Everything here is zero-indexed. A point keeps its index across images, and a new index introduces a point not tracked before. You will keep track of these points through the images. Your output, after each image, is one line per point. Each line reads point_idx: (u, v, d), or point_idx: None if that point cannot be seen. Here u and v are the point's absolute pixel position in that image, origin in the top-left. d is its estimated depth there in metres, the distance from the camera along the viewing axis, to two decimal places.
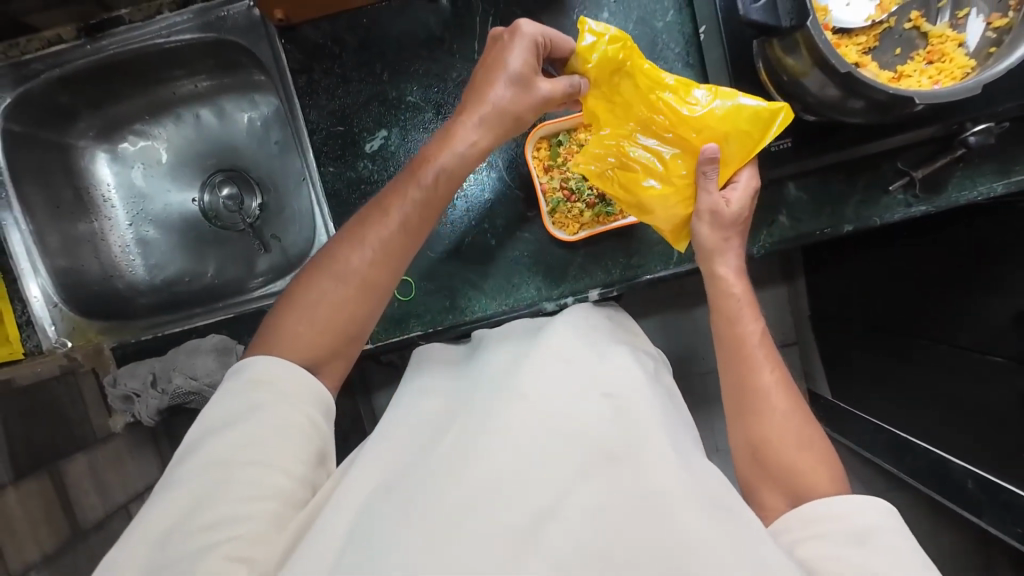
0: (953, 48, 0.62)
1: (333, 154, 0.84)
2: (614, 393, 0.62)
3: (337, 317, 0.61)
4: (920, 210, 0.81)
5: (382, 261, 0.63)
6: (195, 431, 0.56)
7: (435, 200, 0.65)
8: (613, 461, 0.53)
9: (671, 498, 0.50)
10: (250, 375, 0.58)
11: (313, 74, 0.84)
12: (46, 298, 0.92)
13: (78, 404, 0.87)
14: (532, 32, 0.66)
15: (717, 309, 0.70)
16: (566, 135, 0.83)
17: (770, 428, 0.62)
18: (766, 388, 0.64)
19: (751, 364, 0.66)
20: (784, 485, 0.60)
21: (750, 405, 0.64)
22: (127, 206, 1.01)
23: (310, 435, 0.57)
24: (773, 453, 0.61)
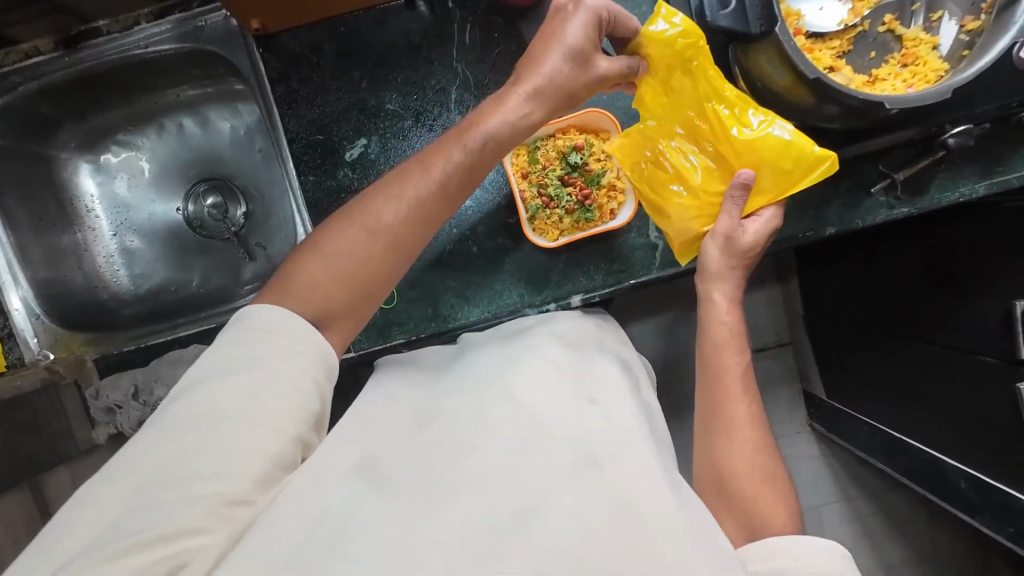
0: (926, 52, 0.62)
1: (313, 163, 0.83)
2: (607, 404, 0.63)
3: (359, 271, 0.57)
4: (902, 213, 0.80)
5: (415, 219, 0.59)
6: (192, 374, 0.53)
7: (478, 165, 0.62)
8: (600, 464, 0.53)
9: (648, 502, 0.51)
10: (257, 324, 0.54)
11: (292, 82, 0.84)
12: (28, 310, 0.91)
13: (59, 417, 0.88)
14: (597, 6, 0.63)
15: (705, 331, 0.72)
16: (543, 142, 0.83)
17: (740, 460, 0.64)
18: (744, 420, 0.66)
19: (730, 396, 0.68)
20: (742, 514, 0.61)
21: (729, 434, 0.66)
22: (111, 216, 1.01)
23: (310, 397, 0.53)
24: (736, 483, 0.62)
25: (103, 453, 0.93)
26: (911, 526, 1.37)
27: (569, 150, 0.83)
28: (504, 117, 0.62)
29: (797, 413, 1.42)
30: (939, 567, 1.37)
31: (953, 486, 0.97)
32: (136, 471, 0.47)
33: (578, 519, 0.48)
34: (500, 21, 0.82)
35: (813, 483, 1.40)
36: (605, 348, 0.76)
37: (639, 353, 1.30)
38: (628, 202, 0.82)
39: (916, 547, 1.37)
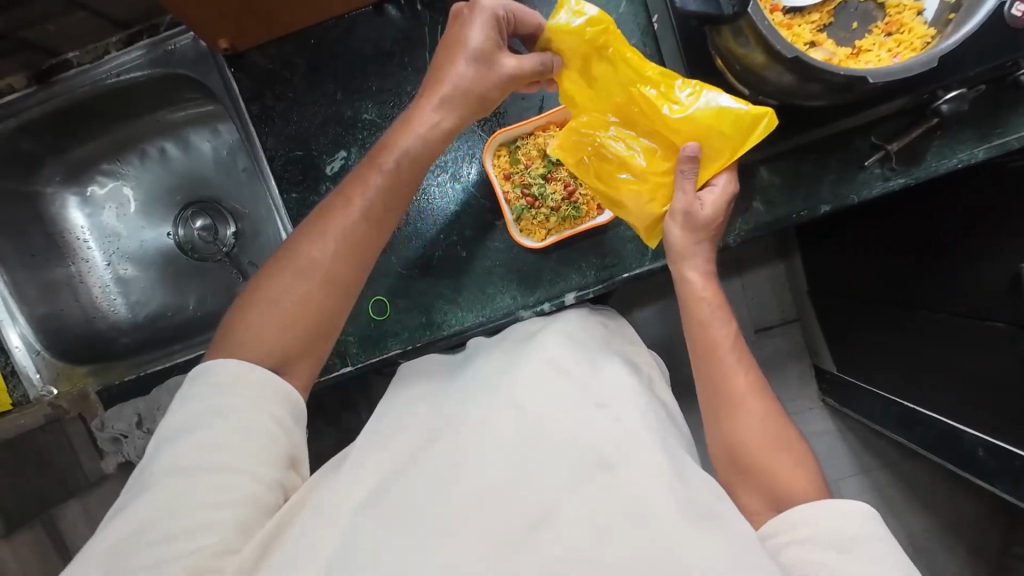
0: (910, 18, 0.59)
1: (294, 179, 0.83)
2: (610, 399, 0.60)
3: (302, 311, 0.57)
4: (898, 183, 0.79)
5: (345, 252, 0.59)
6: (156, 439, 0.53)
7: (399, 184, 0.62)
8: (612, 467, 0.51)
9: (660, 497, 0.49)
10: (209, 377, 0.54)
11: (266, 99, 0.83)
12: (28, 347, 0.92)
13: (66, 449, 0.90)
14: (492, 7, 0.64)
15: (689, 309, 0.70)
16: (523, 140, 0.82)
17: (748, 431, 0.62)
18: (743, 392, 0.64)
19: (727, 370, 0.65)
20: (766, 491, 0.59)
21: (728, 411, 0.64)
22: (103, 246, 1.01)
23: (276, 436, 0.53)
24: (750, 455, 0.61)
25: (112, 483, 0.93)
26: (934, 494, 1.36)
27: (550, 147, 0.82)
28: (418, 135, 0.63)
29: (809, 390, 1.40)
30: (965, 534, 1.35)
31: (970, 455, 0.95)
32: (117, 541, 0.46)
33: (587, 525, 0.47)
34: None
35: (831, 458, 1.38)
36: (610, 347, 0.74)
37: (644, 340, 1.28)
38: None
39: (941, 514, 1.35)
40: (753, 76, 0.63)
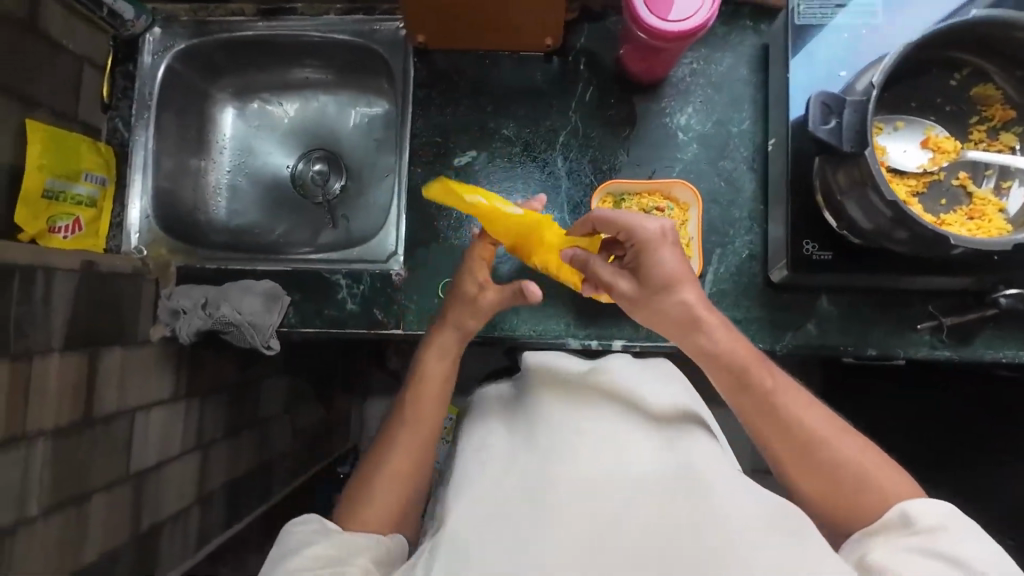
0: (993, 211, 0.69)
1: (425, 158, 0.95)
2: (665, 428, 0.68)
3: (409, 460, 0.74)
4: (944, 355, 0.86)
5: (414, 416, 0.76)
6: (285, 542, 0.65)
7: (452, 347, 0.80)
8: (687, 475, 0.60)
9: (724, 501, 0.57)
10: (317, 526, 0.66)
11: (432, 90, 0.97)
12: (142, 210, 1.02)
13: (134, 305, 0.91)
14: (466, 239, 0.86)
15: (682, 326, 0.68)
16: (629, 195, 0.88)
17: (782, 409, 0.66)
18: (749, 365, 0.66)
19: (727, 352, 0.67)
20: (826, 471, 0.64)
21: (775, 426, 0.66)
22: (233, 155, 1.16)
23: (379, 552, 0.66)
24: (802, 437, 0.65)
25: None
26: None
27: (650, 209, 0.87)
28: (447, 349, 0.80)
29: None
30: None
31: None
32: None
33: (680, 524, 0.55)
34: (620, 91, 0.94)
35: None
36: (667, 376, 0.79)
37: None
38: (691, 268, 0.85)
39: None
40: (851, 210, 0.72)
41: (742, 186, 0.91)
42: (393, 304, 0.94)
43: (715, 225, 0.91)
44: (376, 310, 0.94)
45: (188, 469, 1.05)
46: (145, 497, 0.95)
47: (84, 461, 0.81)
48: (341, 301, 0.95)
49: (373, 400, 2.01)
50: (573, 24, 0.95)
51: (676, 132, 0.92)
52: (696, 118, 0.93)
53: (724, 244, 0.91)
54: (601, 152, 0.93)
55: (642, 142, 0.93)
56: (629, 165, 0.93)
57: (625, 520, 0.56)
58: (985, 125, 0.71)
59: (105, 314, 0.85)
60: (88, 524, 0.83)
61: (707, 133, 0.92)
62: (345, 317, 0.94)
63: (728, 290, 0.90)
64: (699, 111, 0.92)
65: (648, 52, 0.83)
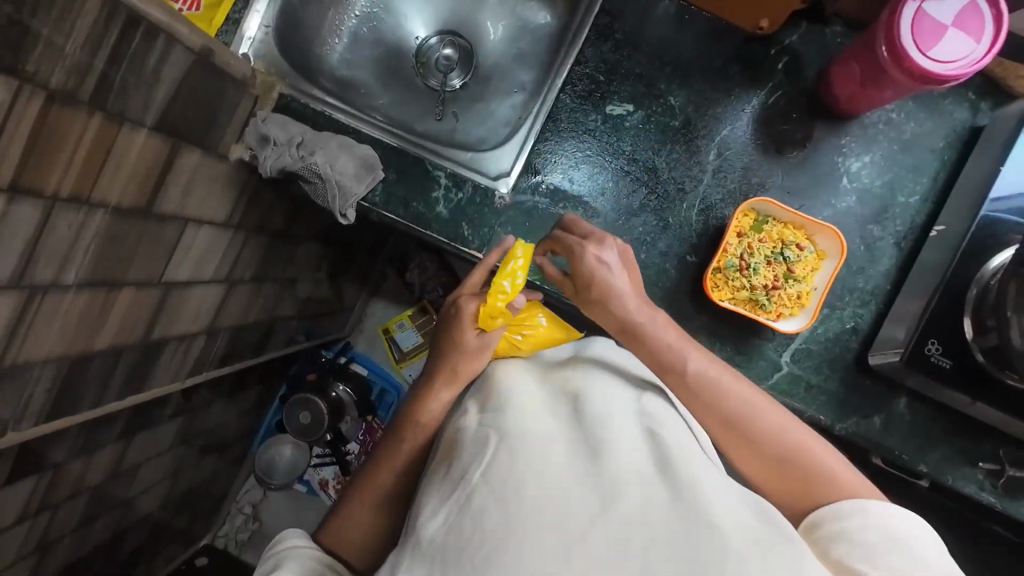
0: None
1: (579, 92, 0.87)
2: (647, 416, 0.57)
3: (410, 457, 0.69)
4: (989, 500, 0.84)
5: (415, 422, 0.69)
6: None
7: (458, 374, 0.69)
8: (664, 474, 0.50)
9: (720, 508, 0.47)
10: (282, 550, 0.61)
11: (615, 22, 0.87)
12: (263, 18, 0.91)
13: (227, 114, 0.83)
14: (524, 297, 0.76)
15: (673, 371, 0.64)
16: (773, 220, 0.81)
17: (767, 441, 0.60)
18: (731, 395, 0.62)
19: (707, 383, 0.63)
20: (797, 474, 0.58)
21: (744, 438, 0.61)
22: (368, 2, 1.06)
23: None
24: (792, 461, 0.59)
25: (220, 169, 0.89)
26: None
27: (788, 243, 0.80)
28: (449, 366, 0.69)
29: None
30: None
31: None
32: None
33: (666, 530, 0.45)
34: (808, 110, 0.85)
35: None
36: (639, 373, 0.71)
37: None
38: (799, 317, 0.80)
39: None
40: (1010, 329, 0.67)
41: (879, 258, 0.85)
42: (484, 225, 0.88)
43: (833, 284, 0.86)
44: (464, 224, 0.88)
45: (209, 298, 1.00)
46: (164, 308, 0.90)
47: (127, 247, 0.76)
48: (434, 200, 0.88)
49: (377, 301, 1.99)
50: (792, 18, 0.85)
51: (841, 176, 0.85)
52: (868, 170, 0.85)
53: (832, 307, 0.86)
54: (758, 164, 0.86)
55: (801, 173, 0.86)
56: (779, 188, 0.86)
57: (599, 526, 0.45)
58: None
59: (200, 110, 0.77)
60: (110, 312, 0.79)
61: (871, 191, 0.85)
62: (432, 217, 0.88)
63: (814, 352, 0.86)
64: (873, 165, 0.85)
65: (878, 74, 0.75)
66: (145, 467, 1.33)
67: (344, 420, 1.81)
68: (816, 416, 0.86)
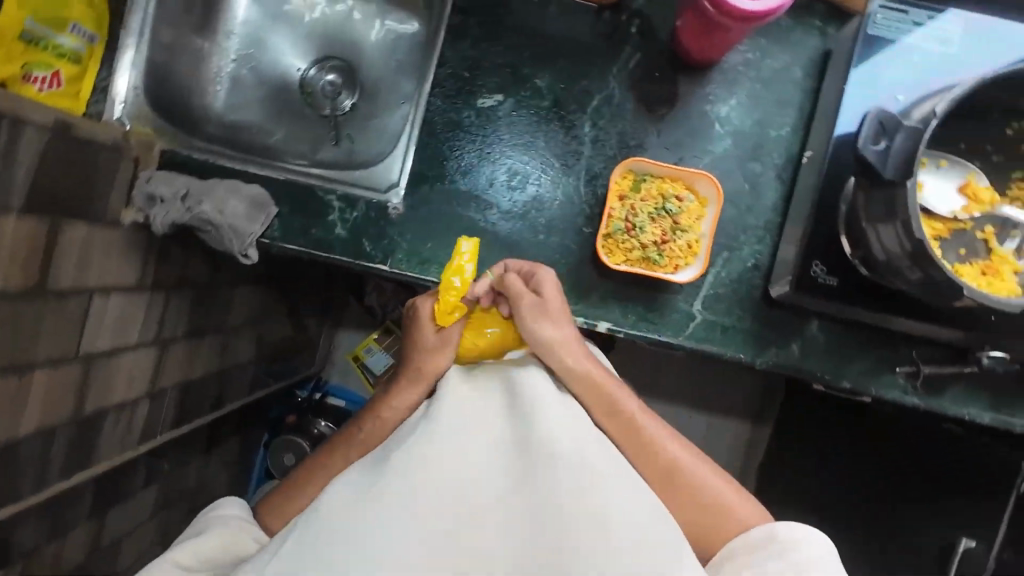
0: (1007, 271, 0.67)
1: (447, 92, 0.89)
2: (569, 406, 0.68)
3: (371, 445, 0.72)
4: (913, 401, 0.87)
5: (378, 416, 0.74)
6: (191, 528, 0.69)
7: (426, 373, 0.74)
8: (570, 466, 0.61)
9: (602, 499, 0.59)
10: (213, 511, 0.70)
11: (468, 18, 0.89)
12: (130, 80, 0.94)
13: (107, 181, 0.84)
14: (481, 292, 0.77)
15: (596, 397, 0.70)
16: (651, 178, 0.83)
17: (663, 458, 0.69)
18: (642, 421, 0.70)
19: (623, 408, 0.71)
20: (676, 486, 0.69)
21: (644, 458, 0.69)
22: (241, 43, 1.05)
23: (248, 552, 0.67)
24: (681, 475, 0.69)
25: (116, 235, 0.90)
26: None
27: (669, 197, 0.82)
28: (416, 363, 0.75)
29: None
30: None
31: None
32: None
33: (542, 520, 0.58)
34: (667, 67, 0.88)
35: None
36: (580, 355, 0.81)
37: None
38: (693, 265, 0.82)
39: None
40: (870, 240, 0.69)
41: (764, 194, 0.88)
42: (383, 238, 0.90)
43: (727, 227, 0.88)
44: (365, 241, 0.90)
45: (141, 363, 1.02)
46: (92, 382, 0.91)
47: (27, 329, 0.77)
48: (330, 223, 0.90)
49: (341, 332, 2.00)
50: None
51: (713, 123, 0.88)
52: (736, 112, 0.88)
53: (731, 249, 0.89)
54: (632, 127, 0.88)
55: (674, 127, 0.88)
56: (656, 146, 0.88)
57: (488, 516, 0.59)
58: None
59: (73, 183, 0.79)
60: (28, 395, 0.80)
61: (744, 131, 0.88)
62: (332, 241, 0.90)
63: (723, 295, 0.89)
64: (740, 107, 0.88)
65: (710, 26, 0.77)
66: (128, 539, 1.33)
67: None
68: (735, 356, 0.88)
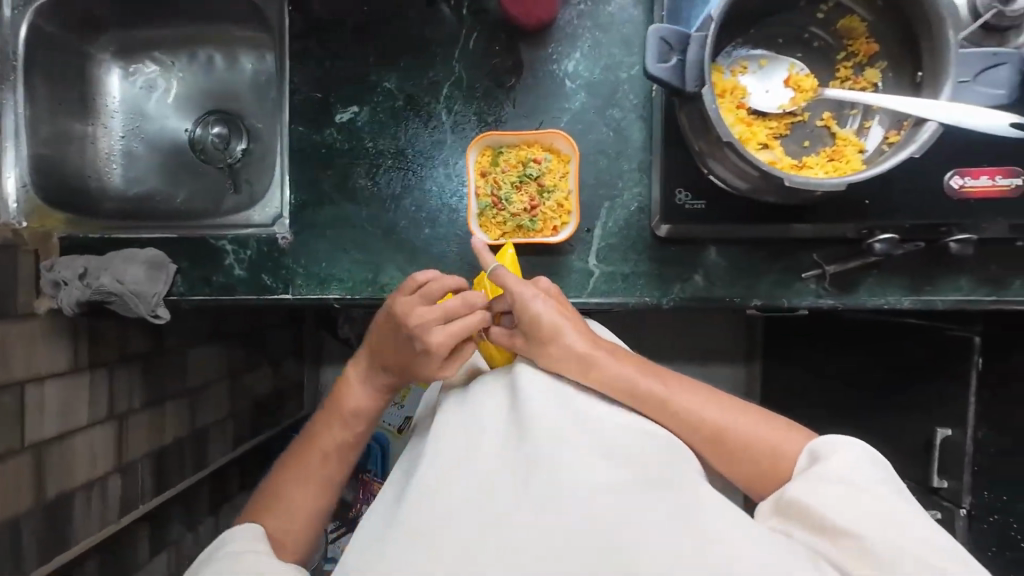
0: (851, 152, 0.66)
1: (306, 117, 0.92)
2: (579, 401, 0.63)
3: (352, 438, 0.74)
4: (828, 303, 0.85)
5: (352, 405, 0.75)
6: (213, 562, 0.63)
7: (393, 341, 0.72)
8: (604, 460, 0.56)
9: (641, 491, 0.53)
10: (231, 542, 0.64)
11: (308, 42, 0.92)
12: (18, 180, 0.97)
13: (11, 278, 0.91)
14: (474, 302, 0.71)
15: (618, 388, 0.65)
16: (509, 148, 0.85)
17: (706, 421, 0.64)
18: (669, 398, 0.65)
19: (649, 388, 0.65)
20: (732, 448, 0.63)
21: (694, 433, 0.64)
22: (125, 119, 1.11)
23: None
24: (729, 437, 0.64)
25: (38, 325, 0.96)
26: None
27: (528, 162, 0.84)
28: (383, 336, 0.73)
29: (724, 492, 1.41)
30: None
31: None
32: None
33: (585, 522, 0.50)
34: (505, 39, 0.89)
35: None
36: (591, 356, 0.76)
37: None
38: (570, 223, 0.84)
39: None
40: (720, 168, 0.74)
41: (630, 136, 0.88)
42: (280, 269, 0.92)
43: (602, 176, 0.88)
44: (264, 276, 0.93)
45: (98, 440, 1.06)
46: (47, 466, 0.96)
47: None
48: (228, 267, 0.93)
49: (326, 368, 1.99)
50: None
51: (562, 80, 0.88)
52: (583, 64, 0.88)
53: (612, 197, 0.88)
54: (487, 104, 0.89)
55: (526, 94, 0.89)
56: (514, 117, 0.89)
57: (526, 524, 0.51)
58: (852, 61, 0.68)
59: None
60: None
61: (596, 80, 0.88)
62: (234, 283, 0.93)
63: (616, 245, 0.88)
64: (585, 58, 0.88)
65: None
66: None
67: None
68: (641, 300, 0.88)
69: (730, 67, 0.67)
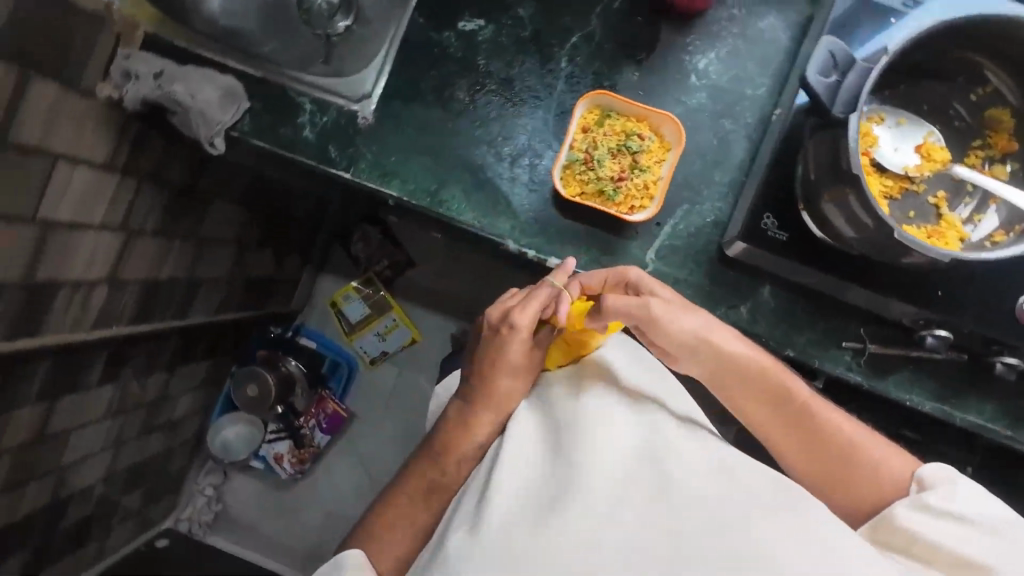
0: (953, 234, 0.68)
1: (432, 12, 0.90)
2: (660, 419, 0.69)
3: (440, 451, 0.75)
4: (855, 379, 0.85)
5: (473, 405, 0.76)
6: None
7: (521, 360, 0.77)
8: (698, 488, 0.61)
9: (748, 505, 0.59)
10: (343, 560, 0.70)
11: None
12: None
13: (87, 49, 0.88)
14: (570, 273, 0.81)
15: (751, 377, 0.72)
16: (616, 115, 0.85)
17: (826, 431, 0.71)
18: (801, 400, 0.72)
19: (777, 383, 0.72)
20: (844, 460, 0.70)
21: (813, 445, 0.71)
22: None
23: None
24: (846, 448, 0.70)
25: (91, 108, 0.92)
26: None
27: (631, 134, 0.84)
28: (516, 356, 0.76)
29: None
30: None
31: None
32: None
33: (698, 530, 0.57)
34: (649, 12, 0.88)
35: None
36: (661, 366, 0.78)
37: None
38: (648, 208, 0.83)
39: None
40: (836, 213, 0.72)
41: (732, 150, 0.87)
42: (350, 146, 0.90)
43: (691, 179, 0.87)
44: (331, 146, 0.90)
45: (103, 244, 1.03)
46: (49, 248, 0.93)
47: None
48: (300, 125, 0.91)
49: (325, 278, 1.94)
50: None
51: (690, 73, 0.87)
52: (715, 65, 0.87)
53: (693, 202, 0.87)
54: (608, 67, 0.88)
55: (649, 71, 0.88)
56: (630, 89, 0.88)
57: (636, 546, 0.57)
58: (982, 153, 0.72)
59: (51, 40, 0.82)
60: None
61: (721, 85, 0.87)
62: (299, 142, 0.90)
63: (679, 249, 0.87)
64: (719, 60, 0.87)
65: None
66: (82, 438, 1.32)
67: (294, 395, 1.75)
68: None
69: (872, 114, 0.70)
